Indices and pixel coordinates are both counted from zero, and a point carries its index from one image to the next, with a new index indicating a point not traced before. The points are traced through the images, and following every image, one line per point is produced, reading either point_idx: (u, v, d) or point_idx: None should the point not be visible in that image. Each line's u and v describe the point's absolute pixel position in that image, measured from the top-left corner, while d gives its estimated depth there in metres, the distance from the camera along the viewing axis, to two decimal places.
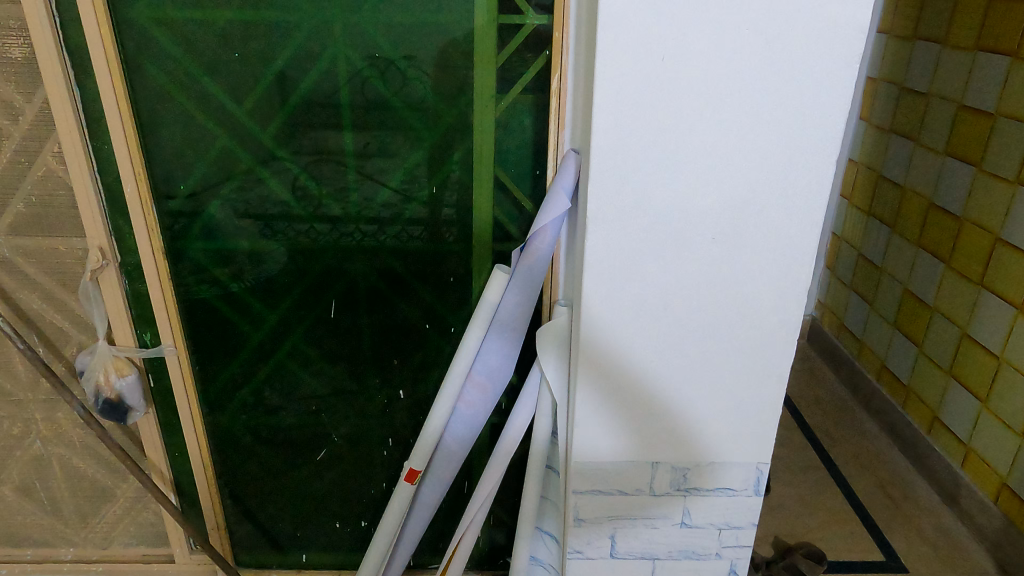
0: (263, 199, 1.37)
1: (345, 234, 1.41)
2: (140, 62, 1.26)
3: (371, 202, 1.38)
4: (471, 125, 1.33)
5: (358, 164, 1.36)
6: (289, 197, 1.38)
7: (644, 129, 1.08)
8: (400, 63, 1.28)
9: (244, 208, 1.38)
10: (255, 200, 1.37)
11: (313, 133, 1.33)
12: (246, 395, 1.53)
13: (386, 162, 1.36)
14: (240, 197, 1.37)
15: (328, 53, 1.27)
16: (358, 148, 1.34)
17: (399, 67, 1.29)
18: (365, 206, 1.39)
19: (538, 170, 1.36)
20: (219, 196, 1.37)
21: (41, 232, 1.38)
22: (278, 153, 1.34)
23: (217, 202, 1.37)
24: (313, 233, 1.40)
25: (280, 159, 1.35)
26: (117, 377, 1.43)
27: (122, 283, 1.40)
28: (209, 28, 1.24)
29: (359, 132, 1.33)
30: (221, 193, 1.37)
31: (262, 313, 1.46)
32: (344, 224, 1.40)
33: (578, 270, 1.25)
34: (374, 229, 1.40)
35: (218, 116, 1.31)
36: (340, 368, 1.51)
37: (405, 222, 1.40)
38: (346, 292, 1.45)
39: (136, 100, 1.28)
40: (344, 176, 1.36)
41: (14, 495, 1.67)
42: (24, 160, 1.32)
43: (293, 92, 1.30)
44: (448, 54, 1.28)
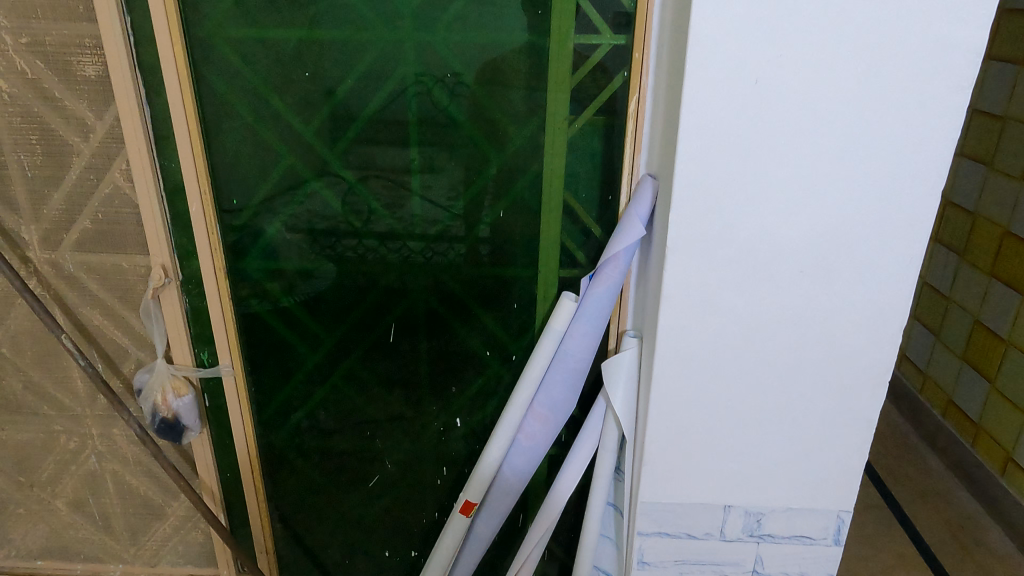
0: (320, 216, 1.34)
1: (399, 254, 1.37)
2: (211, 81, 1.25)
3: (426, 222, 1.34)
4: (541, 148, 1.28)
5: (413, 183, 1.32)
6: (345, 215, 1.34)
7: (732, 156, 1.02)
8: (457, 87, 1.25)
9: (306, 225, 1.35)
10: (316, 216, 1.35)
11: (378, 150, 1.30)
12: (300, 418, 1.49)
13: (442, 183, 1.32)
14: (301, 212, 1.34)
15: (397, 72, 1.24)
16: (413, 168, 1.31)
17: (456, 91, 1.25)
18: (419, 224, 1.34)
19: (610, 195, 1.30)
20: (281, 214, 1.35)
21: (106, 248, 1.38)
22: (338, 171, 1.31)
23: (275, 220, 1.35)
24: (368, 251, 1.37)
25: (339, 177, 1.32)
26: (174, 397, 1.41)
27: (182, 301, 1.39)
28: (279, 48, 1.23)
29: (426, 151, 1.30)
30: (283, 209, 1.34)
31: (320, 334, 1.43)
32: (397, 242, 1.36)
33: (653, 302, 1.19)
34: (426, 249, 1.36)
35: (284, 134, 1.29)
36: (396, 394, 1.46)
37: (455, 241, 1.35)
38: (406, 315, 1.41)
39: (204, 119, 1.27)
40: (403, 196, 1.33)
41: (66, 509, 1.67)
42: (92, 177, 1.32)
43: (359, 111, 1.27)
44: (519, 74, 1.24)
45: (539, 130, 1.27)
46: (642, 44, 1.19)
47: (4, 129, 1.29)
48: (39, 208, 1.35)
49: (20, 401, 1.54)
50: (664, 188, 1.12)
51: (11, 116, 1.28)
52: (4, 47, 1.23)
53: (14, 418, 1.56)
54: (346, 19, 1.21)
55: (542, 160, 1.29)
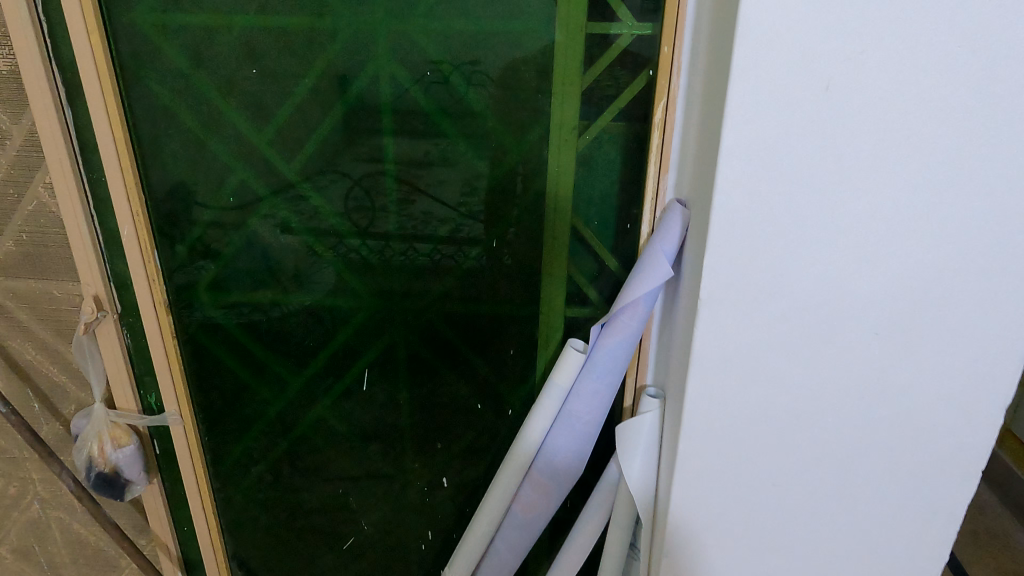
0: (321, 214, 1.10)
1: (406, 257, 1.12)
2: (144, 77, 1.02)
3: (436, 220, 1.10)
4: (545, 162, 1.04)
5: (424, 179, 1.07)
6: (348, 213, 1.10)
7: (793, 181, 0.77)
8: (474, 78, 1.01)
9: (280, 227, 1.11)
10: (293, 216, 1.10)
11: (360, 138, 1.05)
12: (262, 472, 1.28)
13: (455, 177, 1.07)
14: (273, 213, 1.10)
15: (379, 54, 1.00)
16: (424, 162, 1.06)
17: (475, 81, 1.01)
18: (426, 222, 1.10)
19: (629, 223, 1.06)
20: (248, 217, 1.11)
21: (34, 274, 1.17)
22: (339, 166, 1.07)
23: (266, 220, 1.11)
24: (369, 256, 1.12)
25: (341, 173, 1.07)
26: (113, 448, 1.20)
27: (121, 336, 1.18)
28: (222, 37, 1.00)
29: (420, 139, 1.05)
30: (250, 213, 1.10)
31: (283, 378, 1.20)
32: (403, 244, 1.11)
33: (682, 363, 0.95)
34: (434, 250, 1.11)
35: (233, 142, 1.06)
36: (372, 448, 1.24)
37: (467, 243, 1.11)
38: (382, 360, 1.17)
39: (136, 124, 1.04)
40: (411, 194, 1.09)
41: (12, 557, 1.49)
42: (12, 192, 1.11)
43: (330, 99, 1.03)
44: (517, 72, 1.00)
45: (542, 140, 1.03)
46: (674, 34, 0.92)
47: None
48: None
49: None
50: (698, 220, 0.89)
51: None
52: None
53: None
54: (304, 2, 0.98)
55: (546, 176, 1.05)
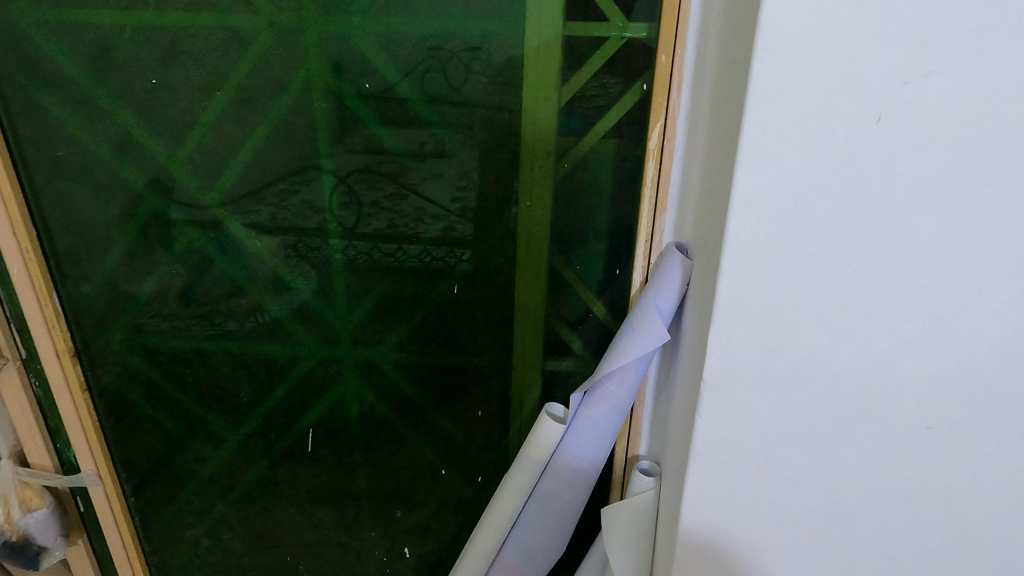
0: (309, 211, 0.90)
1: (394, 260, 0.91)
2: (27, 88, 0.84)
3: (429, 218, 0.89)
4: (516, 191, 0.86)
5: (414, 173, 0.87)
6: (331, 212, 0.89)
7: (832, 235, 0.58)
8: (473, 71, 0.81)
9: (250, 219, 0.90)
10: (267, 212, 0.90)
11: (338, 125, 0.86)
12: (199, 537, 1.11)
13: (452, 170, 0.86)
14: (240, 208, 0.90)
15: (347, 30, 0.81)
16: (418, 153, 0.86)
17: (472, 73, 0.81)
18: (418, 221, 0.89)
19: (618, 268, 0.88)
20: (202, 218, 0.90)
21: None
22: (322, 162, 0.87)
23: (245, 217, 0.90)
24: (353, 261, 0.92)
25: (326, 170, 0.88)
26: (21, 513, 1.02)
27: (28, 385, 0.99)
28: (119, 40, 0.82)
29: (408, 124, 0.85)
30: (203, 215, 0.90)
31: (217, 434, 1.03)
32: (393, 246, 0.91)
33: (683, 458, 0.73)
34: (424, 252, 0.91)
35: (144, 162, 0.88)
36: (323, 514, 1.07)
37: (457, 244, 0.90)
38: (331, 417, 1.00)
39: (21, 143, 0.86)
40: (399, 191, 0.88)
41: None
42: None
43: (284, 85, 0.84)
44: (478, 84, 0.82)
45: (511, 166, 0.85)
46: (675, 40, 0.70)
47: None
48: None
49: None
50: (703, 285, 0.67)
51: None
52: None
53: None
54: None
55: (517, 208, 0.87)
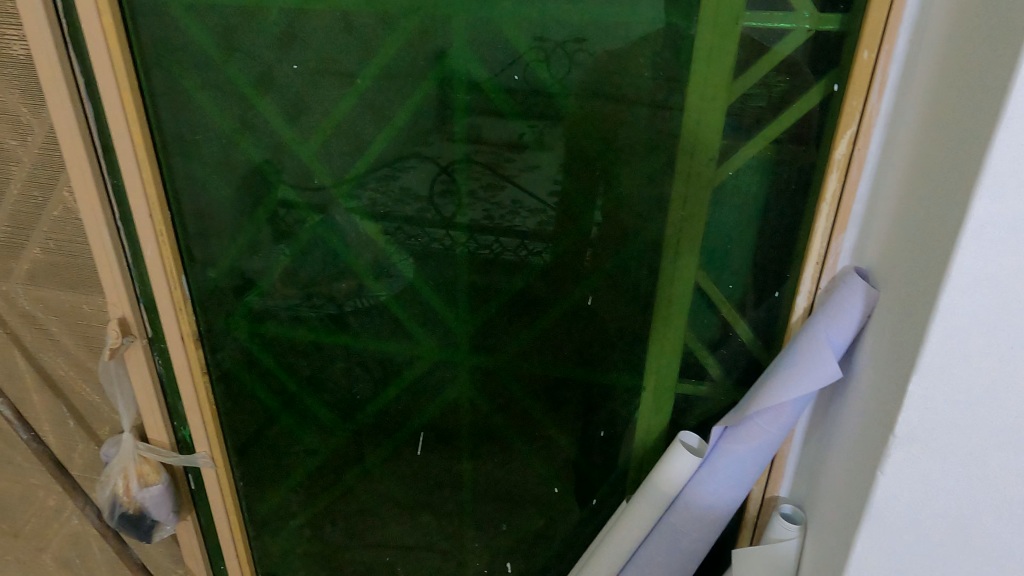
0: (405, 198, 0.86)
1: (487, 251, 0.86)
2: (171, 70, 0.83)
3: (525, 211, 0.83)
4: (637, 193, 0.79)
5: (513, 164, 0.81)
6: (432, 201, 0.85)
7: None
8: (632, 64, 0.74)
9: (369, 205, 0.87)
10: (384, 197, 0.86)
11: (468, 117, 0.80)
12: (302, 527, 1.11)
13: (550, 162, 0.80)
14: (361, 196, 0.87)
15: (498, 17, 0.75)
16: (515, 145, 0.80)
17: (631, 66, 0.74)
18: (514, 214, 0.84)
19: (777, 290, 0.79)
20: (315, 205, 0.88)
21: (64, 286, 1.03)
22: (453, 152, 0.82)
23: (348, 204, 0.88)
24: (457, 251, 0.87)
25: (426, 156, 0.83)
26: (139, 486, 1.04)
27: (151, 363, 1.00)
28: (262, 24, 0.79)
29: (541, 118, 0.79)
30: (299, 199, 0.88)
31: (328, 428, 1.01)
32: (487, 237, 0.86)
33: (845, 519, 0.64)
34: (520, 246, 0.85)
35: (278, 150, 0.86)
36: (424, 520, 1.04)
37: (541, 239, 0.84)
38: (444, 422, 0.97)
39: (162, 126, 0.86)
40: (496, 182, 0.83)
41: (55, 566, 1.40)
42: (38, 195, 0.97)
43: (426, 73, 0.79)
44: (614, 76, 0.75)
45: (656, 170, 0.78)
46: (882, 34, 0.61)
47: None
48: None
49: None
50: (895, 322, 0.58)
51: None
52: None
53: None
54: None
55: (602, 205, 0.81)
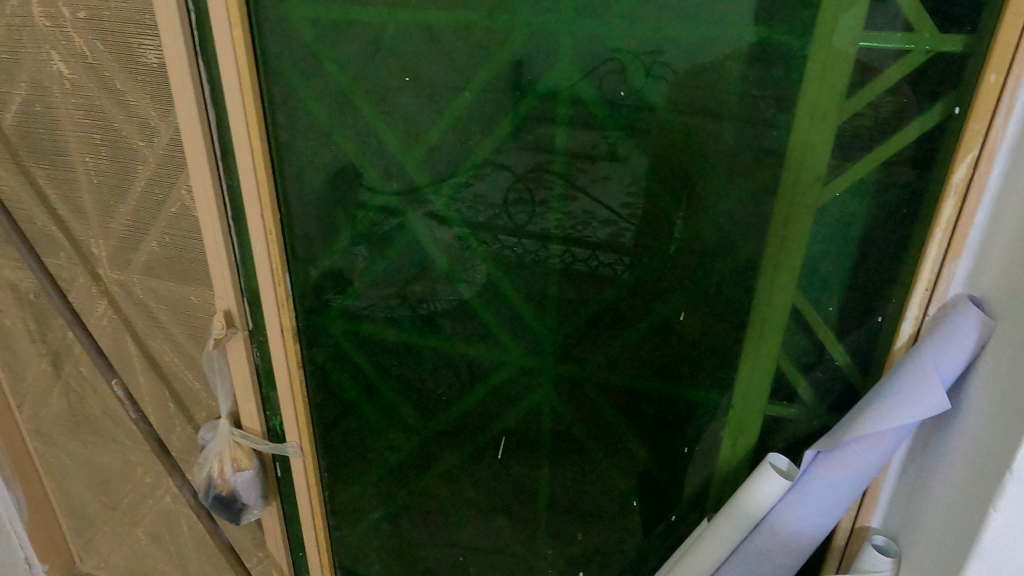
0: (479, 204, 0.88)
1: (557, 260, 0.88)
2: (287, 80, 0.88)
3: (596, 222, 0.85)
4: (719, 208, 0.80)
5: (586, 174, 0.83)
6: (506, 207, 0.87)
7: None
8: (739, 83, 0.74)
9: (454, 212, 0.90)
10: (467, 202, 0.89)
11: (556, 128, 0.82)
12: (380, 520, 1.14)
13: (623, 173, 0.82)
14: (449, 202, 0.90)
15: (605, 33, 0.75)
16: (589, 155, 0.82)
17: (738, 85, 0.74)
18: (584, 225, 0.85)
19: (881, 314, 0.77)
20: (398, 208, 0.92)
21: (175, 277, 1.10)
22: (547, 164, 0.84)
23: (424, 207, 0.91)
24: (541, 260, 0.89)
25: (500, 165, 0.86)
26: (233, 471, 1.10)
27: (251, 354, 1.06)
28: (376, 37, 0.83)
29: (639, 133, 0.79)
30: (379, 200, 0.92)
31: (412, 427, 1.05)
32: (559, 247, 0.87)
33: (950, 555, 0.61)
34: (591, 256, 0.87)
35: (384, 157, 0.89)
36: (499, 523, 1.06)
37: (619, 252, 0.85)
38: (525, 428, 0.98)
39: (277, 132, 0.90)
40: (569, 192, 0.84)
41: (147, 540, 1.50)
42: (159, 191, 1.04)
43: (525, 87, 0.81)
44: (688, 88, 0.76)
45: (730, 186, 0.79)
46: (1011, 58, 0.61)
47: (69, 124, 1.05)
48: (106, 222, 1.11)
49: (100, 423, 1.36)
50: (1016, 352, 0.56)
51: (74, 110, 1.03)
52: (62, 21, 0.96)
53: (98, 440, 1.39)
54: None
55: (682, 220, 0.82)
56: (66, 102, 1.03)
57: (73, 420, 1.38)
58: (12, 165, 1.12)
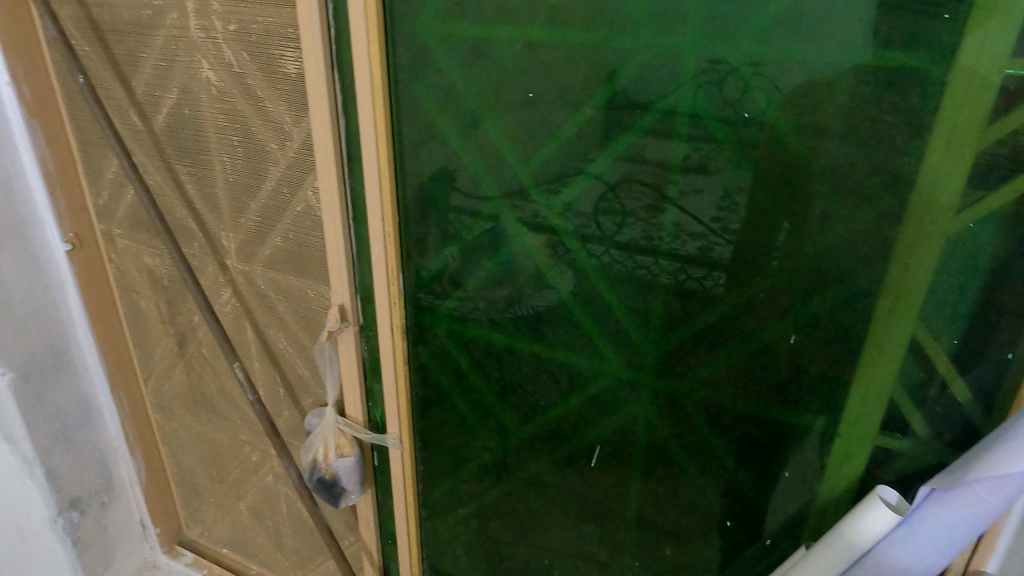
0: (567, 212, 0.91)
1: (660, 275, 0.89)
2: (412, 91, 0.91)
3: (686, 234, 0.86)
4: (824, 227, 0.80)
5: (676, 186, 0.84)
6: (594, 216, 0.89)
7: None
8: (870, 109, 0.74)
9: (546, 218, 0.92)
10: (554, 208, 0.91)
11: (654, 142, 0.83)
12: (470, 516, 1.19)
13: (715, 187, 0.82)
14: (540, 208, 0.92)
15: (731, 54, 0.76)
16: (681, 167, 0.83)
17: (867, 110, 0.74)
18: (674, 237, 0.86)
19: (1010, 351, 0.78)
20: (495, 212, 0.95)
21: (295, 271, 1.18)
22: (647, 178, 0.85)
23: (515, 213, 0.94)
24: (632, 271, 0.91)
25: (589, 173, 0.87)
26: (335, 456, 1.17)
27: (359, 347, 1.12)
28: (501, 53, 0.86)
29: (754, 152, 0.79)
30: (472, 205, 0.96)
31: (507, 427, 1.08)
32: (659, 261, 0.88)
33: None
34: (681, 270, 0.88)
35: (499, 166, 0.92)
36: (587, 529, 1.09)
37: (715, 267, 0.86)
38: (620, 438, 1.00)
39: (401, 140, 0.94)
40: (659, 203, 0.86)
41: (248, 514, 1.60)
42: (287, 191, 1.12)
43: (637, 103, 0.82)
44: (791, 101, 0.76)
45: (844, 207, 0.78)
46: None
47: (212, 126, 1.14)
48: (237, 217, 1.20)
49: (216, 402, 1.47)
50: None
51: (218, 113, 1.12)
52: (214, 33, 1.05)
53: (212, 418, 1.50)
54: (588, 6, 0.80)
55: (786, 232, 0.82)
56: (211, 106, 1.12)
57: (192, 397, 1.50)
58: (159, 162, 1.23)
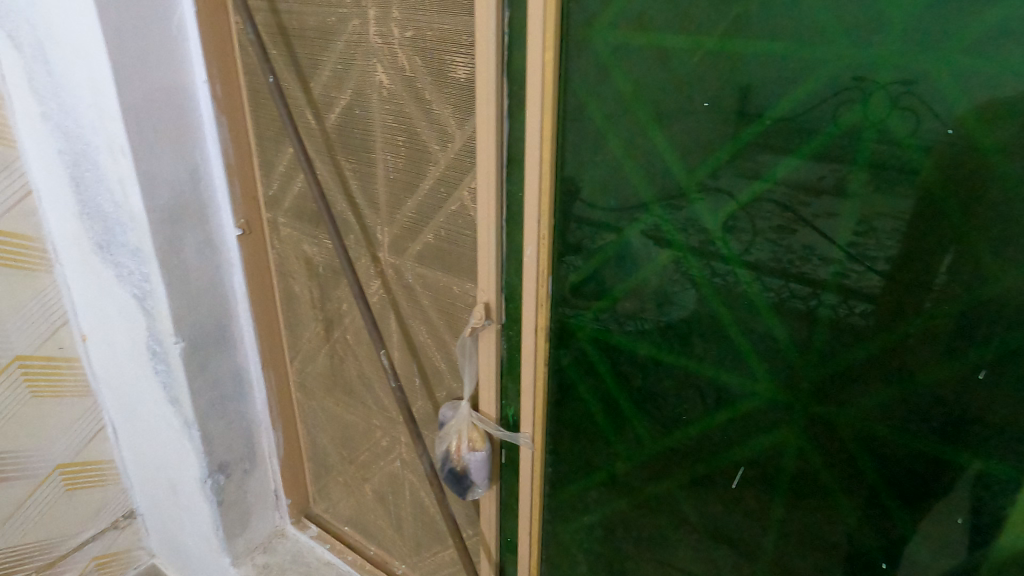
0: (691, 227, 0.91)
1: (814, 303, 0.86)
2: (576, 99, 0.92)
3: (816, 259, 0.83)
4: (1016, 260, 0.73)
5: (810, 208, 0.82)
6: (717, 232, 0.89)
7: None
8: None
9: (670, 233, 0.93)
10: (680, 223, 0.91)
11: (789, 164, 0.81)
12: (595, 524, 1.18)
13: (852, 210, 0.79)
14: (667, 221, 0.92)
15: (925, 69, 0.70)
16: (816, 188, 0.81)
17: None
18: (805, 260, 0.84)
19: None
20: (637, 225, 0.95)
21: (444, 268, 1.23)
22: (783, 198, 0.83)
23: (640, 226, 0.95)
24: (759, 292, 0.89)
25: (718, 189, 0.87)
26: (468, 449, 1.21)
27: (499, 344, 1.15)
28: (668, 63, 0.84)
29: (934, 175, 0.74)
30: (601, 215, 0.97)
31: (642, 439, 1.08)
32: (804, 287, 0.86)
33: None
34: (811, 296, 0.86)
35: (657, 176, 0.90)
36: (720, 553, 1.06)
37: (853, 295, 0.83)
38: (764, 461, 0.97)
39: (564, 146, 0.96)
40: (792, 223, 0.83)
41: (373, 496, 1.68)
42: (444, 190, 1.17)
43: (793, 117, 0.79)
44: (971, 120, 0.70)
45: None
46: None
47: (379, 126, 1.21)
48: (393, 212, 1.27)
49: (354, 386, 1.55)
50: None
51: (385, 114, 1.19)
52: (390, 39, 1.12)
53: (349, 401, 1.59)
54: (766, 18, 0.77)
55: (949, 259, 0.76)
56: (380, 108, 1.20)
57: (332, 379, 1.60)
58: (327, 157, 1.33)
